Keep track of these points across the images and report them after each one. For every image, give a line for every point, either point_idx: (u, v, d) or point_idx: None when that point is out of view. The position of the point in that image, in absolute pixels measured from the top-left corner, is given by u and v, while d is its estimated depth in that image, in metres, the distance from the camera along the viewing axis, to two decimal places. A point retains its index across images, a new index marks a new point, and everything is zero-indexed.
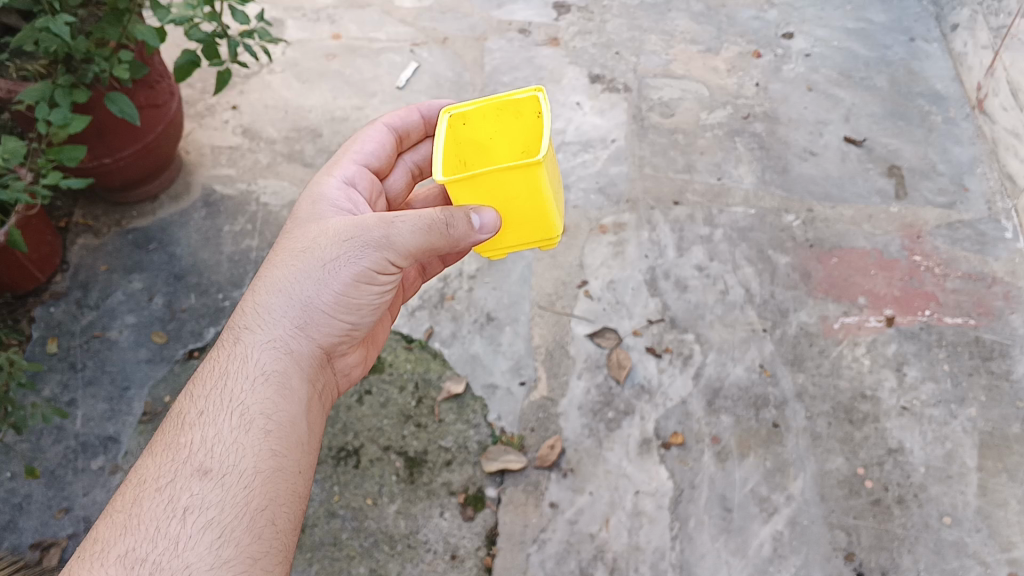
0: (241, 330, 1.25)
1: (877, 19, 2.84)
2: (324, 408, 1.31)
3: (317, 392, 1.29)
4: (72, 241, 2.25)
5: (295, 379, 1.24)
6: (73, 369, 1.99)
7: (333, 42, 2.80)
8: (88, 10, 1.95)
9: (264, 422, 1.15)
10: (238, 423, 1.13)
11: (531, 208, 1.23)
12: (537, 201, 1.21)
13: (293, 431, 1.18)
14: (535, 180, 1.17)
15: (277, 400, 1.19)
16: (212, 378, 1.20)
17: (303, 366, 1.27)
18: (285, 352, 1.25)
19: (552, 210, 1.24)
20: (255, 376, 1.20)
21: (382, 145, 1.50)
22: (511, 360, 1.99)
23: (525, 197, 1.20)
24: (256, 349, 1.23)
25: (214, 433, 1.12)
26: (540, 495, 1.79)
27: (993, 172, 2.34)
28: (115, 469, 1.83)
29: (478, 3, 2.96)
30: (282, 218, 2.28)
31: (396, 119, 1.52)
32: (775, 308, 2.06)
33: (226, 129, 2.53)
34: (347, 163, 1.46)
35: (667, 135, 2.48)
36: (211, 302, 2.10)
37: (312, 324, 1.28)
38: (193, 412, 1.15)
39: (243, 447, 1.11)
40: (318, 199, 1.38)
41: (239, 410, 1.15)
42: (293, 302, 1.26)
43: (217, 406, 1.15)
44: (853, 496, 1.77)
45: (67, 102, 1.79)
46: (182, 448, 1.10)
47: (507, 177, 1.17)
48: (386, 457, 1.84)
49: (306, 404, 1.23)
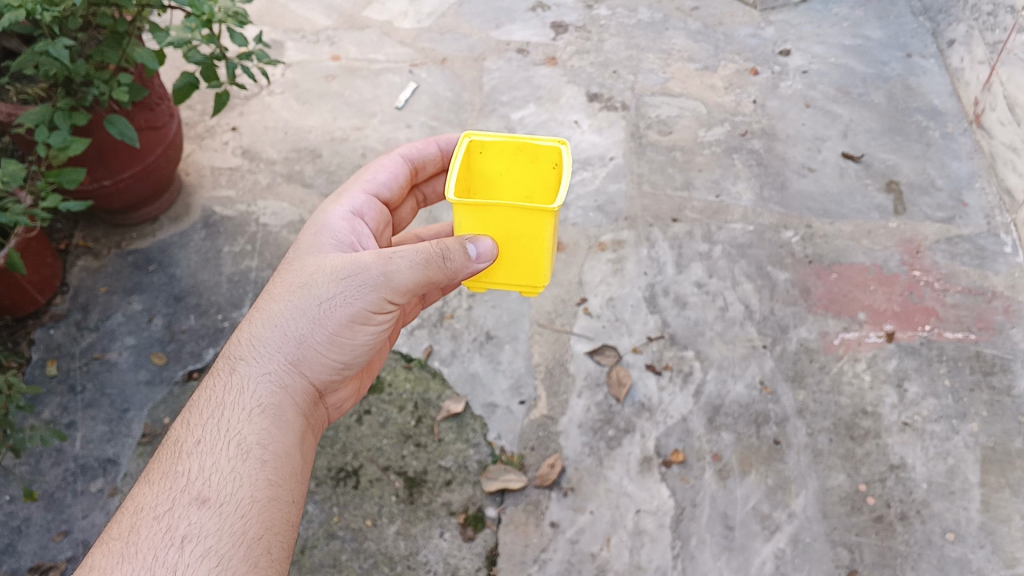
0: (236, 360, 1.25)
1: (874, 36, 2.86)
2: (316, 443, 1.31)
3: (310, 428, 1.29)
4: (72, 263, 2.25)
5: (290, 413, 1.24)
6: (72, 392, 1.98)
7: (333, 63, 2.82)
8: (88, 34, 1.97)
9: (261, 453, 1.15)
10: (236, 452, 1.13)
11: (526, 250, 1.25)
12: (534, 246, 1.24)
13: (288, 463, 1.18)
14: (543, 233, 1.21)
15: (273, 432, 1.19)
16: (208, 409, 1.19)
17: (297, 402, 1.27)
18: (280, 386, 1.25)
19: (546, 260, 1.27)
20: (251, 408, 1.20)
21: (395, 176, 1.53)
22: (511, 379, 1.99)
23: (527, 239, 1.23)
24: (251, 381, 1.22)
25: (211, 462, 1.12)
26: (540, 515, 1.78)
27: (992, 187, 2.34)
28: (114, 491, 1.83)
29: (477, 24, 2.98)
30: (281, 240, 2.29)
31: (411, 151, 1.56)
32: (775, 325, 2.06)
33: (226, 150, 2.54)
34: (357, 192, 1.48)
35: (665, 152, 2.49)
36: (211, 324, 2.11)
37: (306, 360, 1.27)
38: (190, 441, 1.15)
39: (241, 476, 1.11)
40: (323, 229, 1.39)
41: (236, 440, 1.15)
42: (287, 336, 1.26)
43: (214, 435, 1.15)
44: (855, 513, 1.76)
45: (67, 125, 1.80)
46: (179, 476, 1.10)
47: (518, 220, 1.20)
48: (385, 477, 1.83)
49: (300, 438, 1.24)
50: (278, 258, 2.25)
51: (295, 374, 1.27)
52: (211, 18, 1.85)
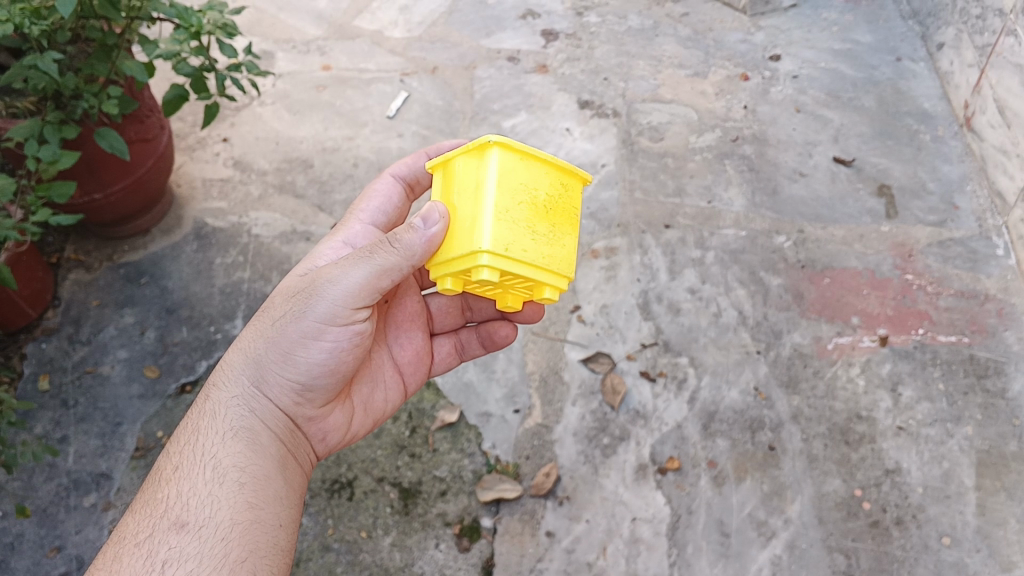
0: (210, 389, 1.31)
1: (864, 40, 2.87)
2: (301, 466, 1.35)
3: (292, 452, 1.33)
4: (63, 276, 2.24)
5: (265, 436, 1.29)
6: (65, 406, 1.97)
7: (324, 73, 2.82)
8: (76, 46, 1.95)
9: (238, 476, 1.20)
10: (212, 476, 1.18)
11: (470, 207, 1.18)
12: (476, 200, 1.18)
13: (266, 486, 1.23)
14: (480, 178, 1.18)
15: (248, 455, 1.24)
16: (186, 437, 1.25)
17: (273, 425, 1.31)
18: (254, 409, 1.30)
19: (483, 220, 1.15)
20: (225, 433, 1.25)
21: (388, 200, 1.56)
22: (505, 388, 1.98)
23: (472, 192, 1.19)
24: (224, 406, 1.28)
25: (189, 487, 1.17)
26: (536, 524, 1.77)
27: (983, 190, 2.34)
28: (107, 506, 1.82)
29: (468, 33, 2.98)
30: (274, 251, 2.29)
31: (402, 170, 1.57)
32: (768, 330, 2.06)
33: (218, 161, 2.54)
34: (354, 225, 1.53)
35: (657, 159, 2.49)
36: (203, 336, 2.10)
37: (273, 382, 1.31)
38: (168, 468, 1.20)
39: (218, 500, 1.16)
40: (313, 262, 1.46)
41: (212, 464, 1.20)
42: (252, 360, 1.31)
43: (190, 461, 1.20)
44: (851, 518, 1.76)
45: (56, 138, 1.79)
46: (159, 503, 1.15)
47: (472, 172, 1.21)
48: (380, 488, 1.82)
49: (278, 460, 1.28)
50: (271, 269, 2.24)
51: (264, 396, 1.31)
52: (199, 30, 1.85)
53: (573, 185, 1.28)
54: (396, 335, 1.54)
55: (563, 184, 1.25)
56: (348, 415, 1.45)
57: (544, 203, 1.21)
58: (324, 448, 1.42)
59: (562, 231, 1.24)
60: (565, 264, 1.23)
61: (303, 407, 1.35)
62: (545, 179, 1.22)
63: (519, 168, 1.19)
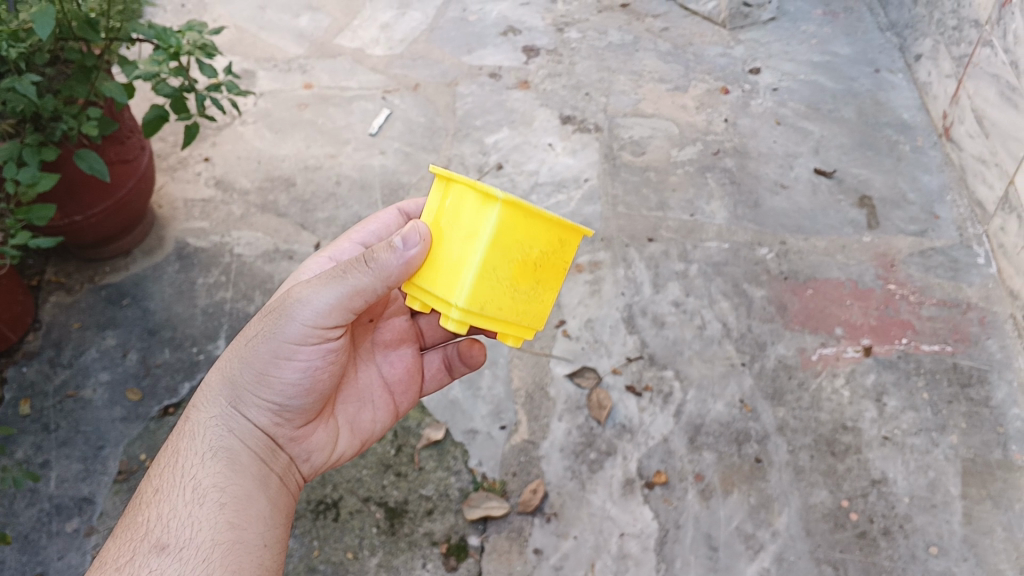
0: (191, 411, 1.32)
1: (842, 52, 2.90)
2: (285, 485, 1.34)
3: (273, 471, 1.32)
4: (44, 299, 2.22)
5: (245, 455, 1.28)
6: (46, 430, 1.95)
7: (305, 91, 2.82)
8: (56, 68, 1.92)
9: (218, 497, 1.20)
10: (192, 497, 1.19)
11: (455, 252, 1.15)
12: (465, 247, 1.14)
13: (248, 506, 1.22)
14: (478, 232, 1.12)
15: (227, 475, 1.24)
16: (167, 459, 1.26)
17: (254, 444, 1.31)
18: (232, 429, 1.30)
19: (465, 282, 1.13)
20: (204, 453, 1.25)
21: (388, 228, 1.53)
22: (491, 405, 1.98)
23: (464, 239, 1.14)
24: (203, 427, 1.29)
25: (169, 509, 1.17)
26: (524, 542, 1.76)
27: (963, 199, 2.36)
28: (90, 531, 1.80)
29: (449, 50, 2.99)
30: (256, 270, 2.27)
31: (409, 206, 1.55)
32: (753, 342, 2.06)
33: (199, 181, 2.53)
34: (345, 245, 1.52)
35: (639, 173, 2.50)
36: (186, 357, 2.09)
37: (250, 401, 1.31)
38: (149, 491, 1.21)
39: (198, 521, 1.16)
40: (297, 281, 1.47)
41: (191, 485, 1.20)
42: (230, 381, 1.31)
43: (170, 482, 1.21)
44: (839, 529, 1.75)
45: (36, 160, 1.78)
46: (140, 526, 1.16)
47: (463, 210, 1.14)
48: (366, 508, 1.81)
49: (259, 479, 1.28)
50: (253, 288, 2.23)
51: (242, 415, 1.31)
52: (179, 51, 1.86)
53: (574, 237, 1.23)
54: (383, 355, 1.52)
55: (562, 242, 1.21)
56: (333, 432, 1.44)
57: (533, 263, 1.19)
58: (311, 467, 1.41)
59: (543, 286, 1.24)
60: (536, 317, 1.25)
61: (283, 424, 1.34)
62: (544, 240, 1.18)
63: (522, 230, 1.14)
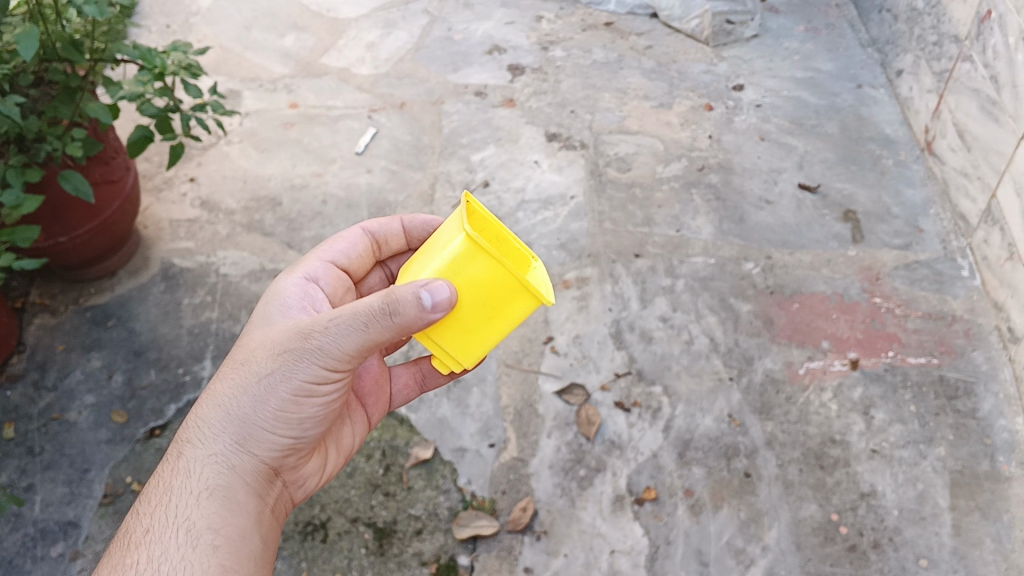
0: (183, 443, 1.23)
1: (824, 68, 2.93)
2: (275, 518, 1.30)
3: (267, 505, 1.27)
4: (29, 321, 2.21)
5: (241, 493, 1.23)
6: (30, 454, 1.94)
7: (291, 111, 2.82)
8: (40, 89, 1.92)
9: (212, 538, 1.15)
10: (185, 539, 1.14)
11: (476, 323, 1.20)
12: (493, 323, 1.20)
13: (242, 545, 1.18)
14: (513, 317, 1.20)
15: (223, 515, 1.19)
16: (157, 494, 1.19)
17: (249, 480, 1.25)
18: (229, 466, 1.23)
19: (482, 350, 1.24)
20: (198, 492, 1.19)
21: (354, 247, 1.49)
22: (479, 422, 1.97)
23: (493, 317, 1.20)
24: (197, 464, 1.21)
25: (161, 551, 1.12)
26: (514, 560, 1.75)
27: (946, 213, 2.38)
28: (75, 555, 1.78)
29: (435, 68, 3.00)
30: (243, 289, 2.27)
31: (374, 224, 1.52)
32: (740, 356, 2.07)
33: (185, 202, 2.52)
34: (314, 261, 1.45)
35: (625, 189, 2.51)
36: (172, 378, 2.07)
37: (255, 438, 1.25)
38: (139, 530, 1.15)
39: (193, 565, 1.11)
40: (281, 300, 1.35)
41: (185, 526, 1.15)
42: (230, 417, 1.23)
43: (163, 521, 1.15)
44: (829, 543, 1.75)
45: (20, 181, 1.77)
46: (128, 569, 1.10)
47: (500, 293, 1.17)
48: (354, 529, 1.80)
49: (254, 517, 1.23)
50: (240, 308, 2.23)
51: (240, 451, 1.24)
52: (164, 71, 1.86)
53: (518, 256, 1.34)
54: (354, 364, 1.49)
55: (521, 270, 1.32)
56: (321, 458, 1.42)
57: None
58: (298, 496, 1.38)
59: None
60: None
61: (280, 457, 1.30)
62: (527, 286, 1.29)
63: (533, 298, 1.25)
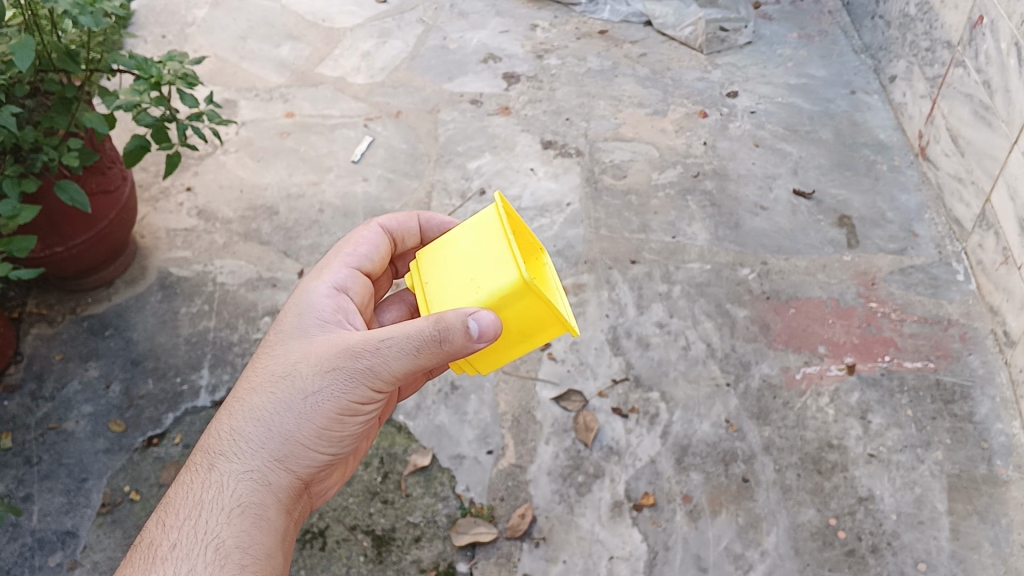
0: (216, 456, 1.20)
1: (818, 74, 2.94)
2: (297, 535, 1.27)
3: (292, 522, 1.25)
4: (26, 331, 2.21)
5: (272, 510, 1.20)
6: (28, 464, 1.94)
7: (287, 120, 2.83)
8: (36, 100, 1.92)
9: (241, 558, 1.12)
10: (214, 557, 1.10)
11: (504, 342, 1.22)
12: (520, 344, 1.22)
13: (269, 565, 1.15)
14: (539, 340, 1.22)
15: (253, 532, 1.16)
16: (185, 508, 1.16)
17: (280, 497, 1.22)
18: (262, 482, 1.20)
19: (502, 360, 1.26)
20: (230, 509, 1.16)
21: (376, 248, 1.42)
22: (477, 429, 1.97)
23: (523, 339, 1.21)
24: (230, 478, 1.18)
25: (189, 569, 1.09)
26: (512, 567, 1.75)
27: (941, 218, 2.39)
28: (73, 565, 1.77)
29: (430, 77, 3.01)
30: (239, 298, 2.27)
31: (391, 221, 1.45)
32: (737, 361, 2.07)
33: (182, 211, 2.52)
34: (338, 268, 1.38)
35: (621, 196, 2.51)
36: (169, 387, 2.07)
37: (291, 455, 1.23)
38: (165, 544, 1.12)
39: None
40: (311, 312, 1.30)
41: (215, 543, 1.12)
42: (268, 432, 1.21)
43: (191, 538, 1.12)
44: (827, 547, 1.75)
45: (16, 192, 1.77)
46: None
47: (534, 322, 1.18)
48: (353, 537, 1.80)
49: (282, 535, 1.20)
50: (237, 317, 2.23)
51: (274, 468, 1.22)
52: (160, 81, 1.86)
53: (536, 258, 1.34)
54: None
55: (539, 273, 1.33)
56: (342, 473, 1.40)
57: None
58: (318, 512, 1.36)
59: None
60: None
61: (311, 474, 1.28)
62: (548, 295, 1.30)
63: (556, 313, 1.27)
